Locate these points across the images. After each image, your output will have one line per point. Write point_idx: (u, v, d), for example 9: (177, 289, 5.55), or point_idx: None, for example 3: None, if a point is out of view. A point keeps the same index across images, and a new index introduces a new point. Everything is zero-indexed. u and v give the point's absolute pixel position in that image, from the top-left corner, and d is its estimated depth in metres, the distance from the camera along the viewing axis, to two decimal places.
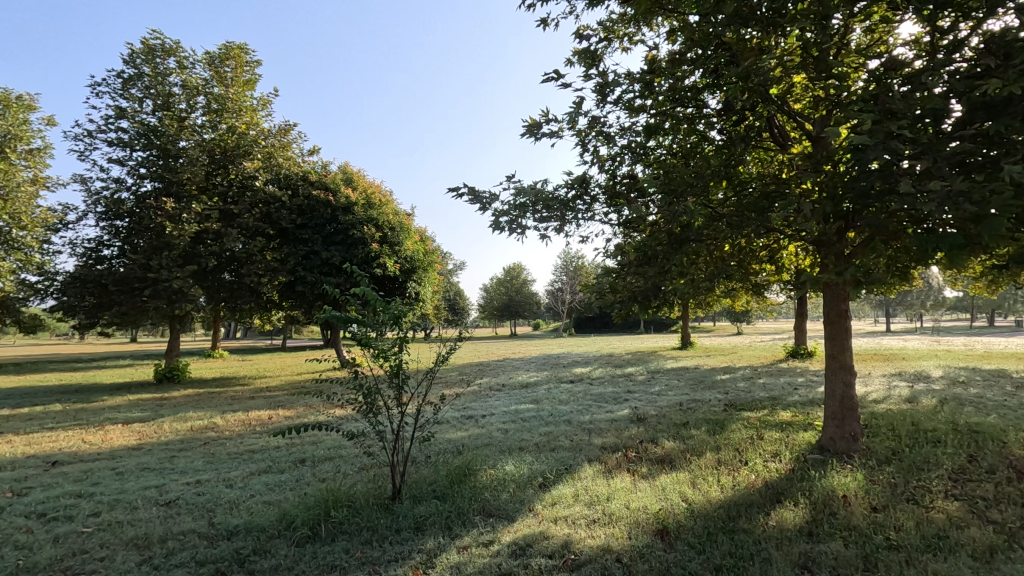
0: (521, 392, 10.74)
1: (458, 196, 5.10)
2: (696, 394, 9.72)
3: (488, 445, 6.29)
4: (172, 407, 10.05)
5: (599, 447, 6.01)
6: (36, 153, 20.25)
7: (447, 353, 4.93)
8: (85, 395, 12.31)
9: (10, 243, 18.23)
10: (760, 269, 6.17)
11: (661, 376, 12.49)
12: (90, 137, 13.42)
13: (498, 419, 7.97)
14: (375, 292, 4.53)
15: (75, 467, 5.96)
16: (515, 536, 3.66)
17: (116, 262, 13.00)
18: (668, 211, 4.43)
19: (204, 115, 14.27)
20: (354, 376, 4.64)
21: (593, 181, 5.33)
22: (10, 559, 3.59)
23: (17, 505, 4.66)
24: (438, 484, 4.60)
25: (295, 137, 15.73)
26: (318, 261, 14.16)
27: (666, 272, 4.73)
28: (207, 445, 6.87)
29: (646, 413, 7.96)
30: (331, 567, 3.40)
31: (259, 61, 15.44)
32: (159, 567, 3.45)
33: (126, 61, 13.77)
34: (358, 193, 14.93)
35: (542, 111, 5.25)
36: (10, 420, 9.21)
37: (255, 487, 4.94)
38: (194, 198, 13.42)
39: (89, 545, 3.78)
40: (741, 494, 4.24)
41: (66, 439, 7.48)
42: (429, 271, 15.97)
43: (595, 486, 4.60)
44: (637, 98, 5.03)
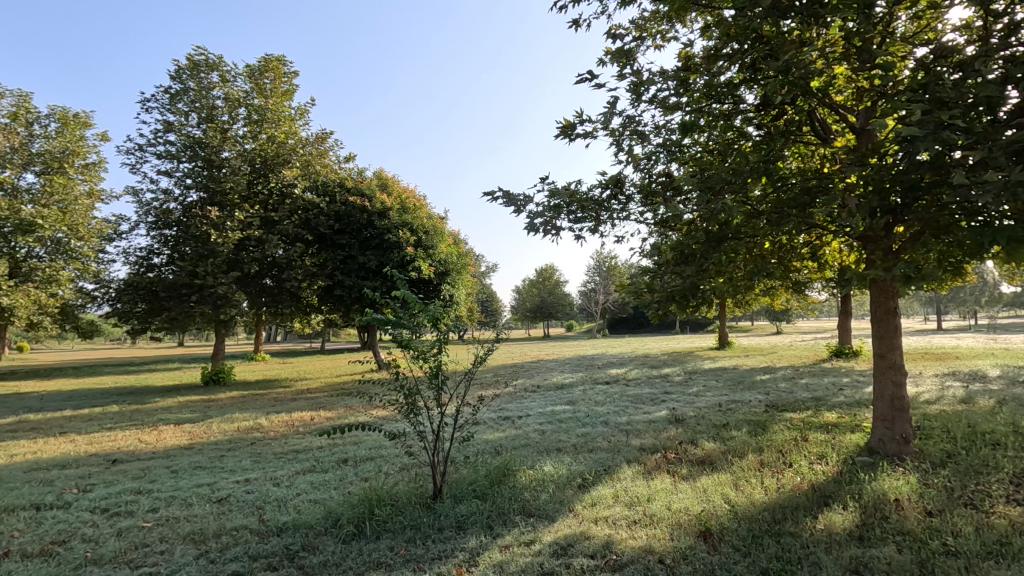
0: (557, 393, 10.77)
1: (492, 200, 5.14)
2: (737, 394, 9.52)
3: (525, 446, 6.33)
4: (219, 408, 10.48)
5: (638, 448, 5.98)
6: (91, 167, 21.33)
7: (485, 354, 4.96)
8: (139, 397, 12.97)
9: (69, 253, 19.40)
10: (802, 267, 6.01)
11: (698, 377, 12.34)
12: (141, 151, 14.13)
13: (535, 419, 8.02)
14: (414, 295, 4.61)
15: (133, 465, 6.26)
16: (556, 537, 3.68)
17: (165, 269, 13.57)
18: (706, 208, 4.38)
19: (245, 126, 14.79)
20: (395, 377, 4.72)
21: (628, 181, 5.29)
22: (80, 551, 3.82)
23: (82, 500, 4.94)
24: (478, 484, 4.65)
25: (332, 144, 16.17)
26: (355, 266, 14.45)
27: (704, 270, 4.64)
28: (254, 445, 7.11)
29: (684, 414, 7.88)
30: (376, 563, 3.48)
31: (296, 72, 15.91)
32: (215, 561, 3.61)
33: (173, 77, 14.41)
34: (393, 198, 15.19)
35: (576, 112, 5.24)
36: (72, 421, 9.73)
37: (301, 486, 5.09)
38: (236, 206, 13.90)
39: (150, 539, 3.97)
40: (785, 496, 4.15)
41: (123, 439, 7.87)
42: (463, 274, 16.13)
43: (635, 487, 4.58)
44: (672, 96, 4.98)
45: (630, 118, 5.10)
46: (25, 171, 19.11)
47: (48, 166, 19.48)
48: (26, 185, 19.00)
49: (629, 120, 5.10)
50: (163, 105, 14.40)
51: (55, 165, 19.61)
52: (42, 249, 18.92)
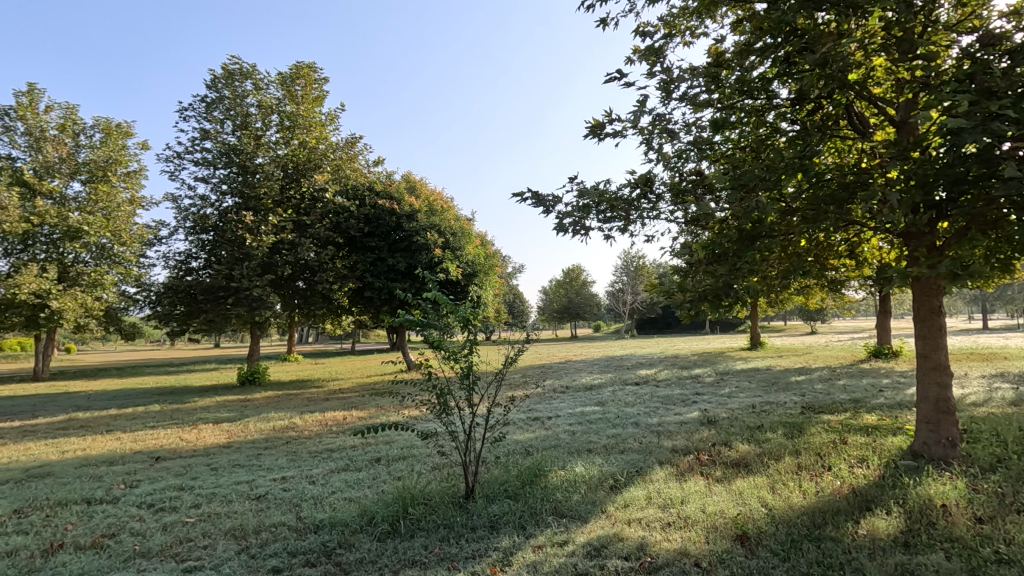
0: (586, 394, 10.69)
1: (521, 201, 5.15)
2: (771, 395, 9.33)
3: (556, 446, 6.33)
4: (255, 408, 10.75)
5: (669, 449, 5.90)
6: (134, 175, 21.78)
7: (515, 355, 4.97)
8: (180, 396, 13.40)
9: (111, 258, 20.36)
10: (839, 265, 5.85)
11: (731, 378, 12.10)
12: (179, 158, 14.62)
13: (565, 421, 7.98)
14: (446, 295, 4.64)
15: (175, 463, 6.49)
16: (589, 537, 3.66)
17: (203, 272, 13.99)
18: (739, 206, 4.31)
19: (277, 133, 15.17)
20: (427, 377, 4.76)
21: (658, 180, 5.23)
22: (128, 544, 3.97)
23: (130, 496, 5.14)
24: (510, 484, 4.67)
25: (361, 148, 16.41)
26: (385, 268, 14.66)
27: (738, 268, 4.51)
28: (289, 444, 7.27)
29: (717, 415, 7.73)
30: (411, 562, 3.53)
31: (326, 78, 16.20)
32: (255, 556, 3.70)
33: (209, 86, 14.87)
34: (421, 201, 15.37)
35: (605, 111, 5.21)
36: (118, 419, 10.12)
37: (336, 484, 5.19)
38: (270, 210, 14.25)
39: (193, 534, 4.11)
40: (825, 500, 4.04)
41: (165, 437, 8.14)
42: (490, 274, 16.18)
43: (668, 489, 4.52)
44: (702, 93, 4.92)
45: (659, 117, 5.05)
46: (73, 180, 20.16)
47: (93, 175, 20.37)
48: (74, 193, 20.00)
49: (658, 118, 5.05)
50: (199, 113, 14.87)
51: (99, 174, 20.46)
52: (88, 254, 19.84)
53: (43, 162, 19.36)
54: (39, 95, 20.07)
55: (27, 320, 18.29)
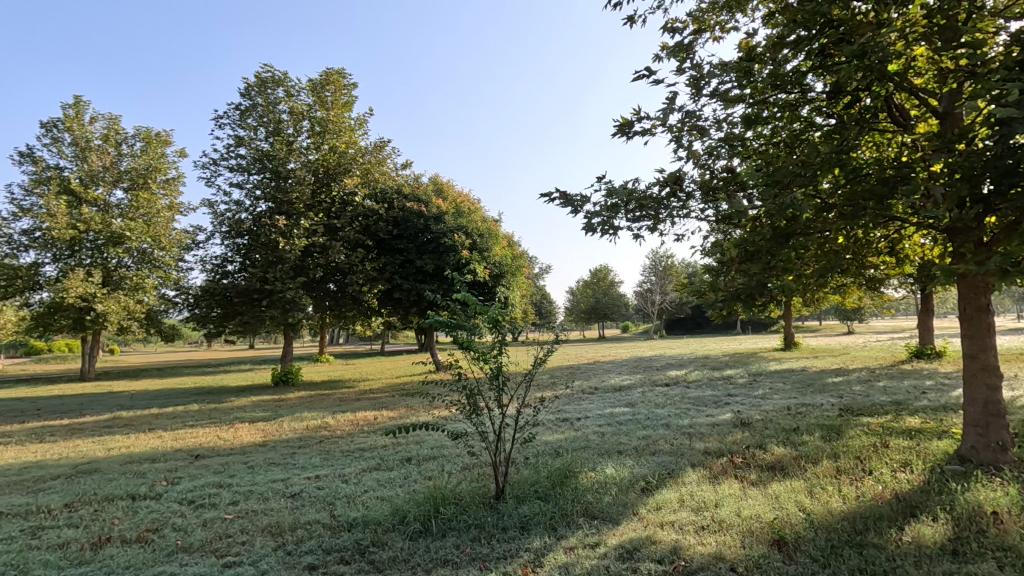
0: (615, 395, 10.59)
1: (550, 201, 5.13)
2: (807, 397, 9.07)
3: (586, 447, 6.30)
4: (289, 408, 10.97)
5: (702, 452, 5.80)
6: (172, 182, 22.49)
7: (545, 356, 4.96)
8: (217, 396, 13.78)
9: (152, 262, 21.09)
10: (878, 262, 5.66)
11: (764, 379, 11.84)
12: (216, 165, 15.07)
13: (594, 422, 7.92)
14: (475, 296, 4.66)
15: (214, 460, 6.68)
16: (621, 540, 3.62)
17: (238, 276, 14.38)
18: (773, 203, 4.21)
19: (308, 138, 15.49)
20: (457, 378, 4.79)
21: (688, 178, 5.14)
22: (171, 539, 4.11)
23: (171, 492, 5.31)
24: (540, 485, 4.66)
25: (389, 152, 16.64)
26: (413, 270, 14.79)
27: (771, 267, 4.39)
28: (322, 443, 7.41)
29: (750, 417, 7.57)
30: (443, 561, 3.56)
31: (355, 83, 16.47)
32: (292, 553, 3.78)
33: (243, 94, 15.29)
34: (448, 203, 15.50)
35: (634, 109, 5.16)
36: (159, 418, 10.46)
37: (368, 483, 5.27)
38: (302, 214, 14.57)
39: (232, 530, 4.22)
40: (866, 505, 3.91)
41: (204, 435, 8.40)
42: (517, 275, 16.21)
43: (701, 492, 4.44)
44: (734, 89, 4.83)
45: (689, 114, 4.98)
46: (116, 188, 21.00)
47: (134, 182, 21.18)
48: (117, 201, 20.85)
49: (688, 115, 4.98)
50: (234, 121, 15.30)
51: (140, 181, 21.23)
52: (130, 259, 20.62)
53: (88, 171, 20.25)
54: (84, 107, 20.95)
55: (75, 323, 19.17)
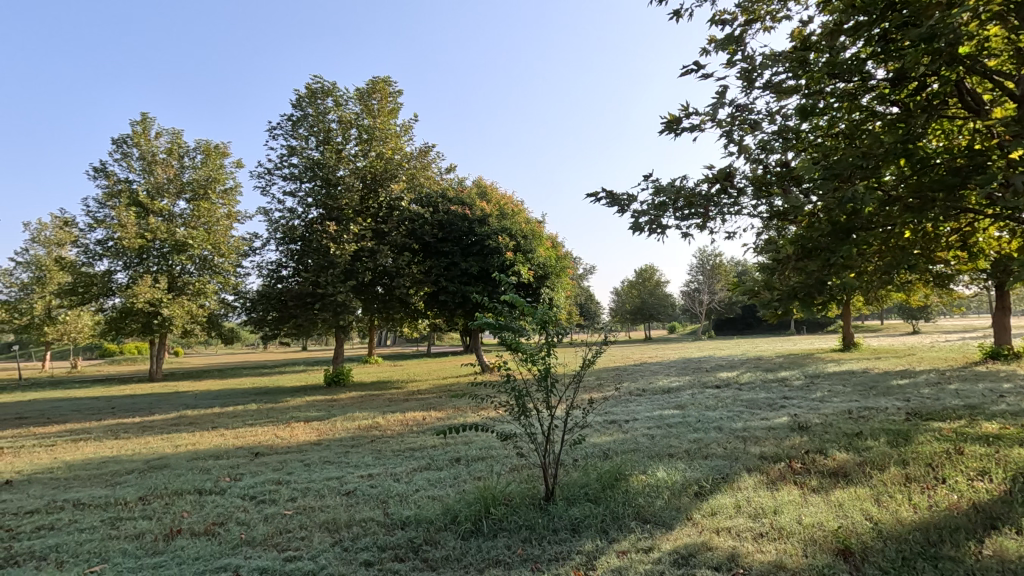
0: (664, 397, 10.39)
1: (596, 201, 5.10)
2: (869, 400, 8.64)
3: (635, 450, 6.19)
4: (341, 408, 11.29)
5: (757, 456, 5.61)
6: (230, 192, 23.57)
7: (593, 357, 4.89)
8: (273, 396, 14.33)
9: (212, 268, 22.20)
10: (948, 257, 5.32)
11: (822, 381, 11.35)
12: (270, 174, 15.71)
13: (643, 424, 7.78)
14: (522, 298, 4.67)
15: (273, 458, 6.96)
16: (676, 545, 3.55)
17: (292, 280, 14.94)
18: (832, 197, 4.03)
19: (356, 146, 15.93)
20: (506, 379, 4.81)
21: (739, 174, 4.99)
22: (235, 533, 4.30)
23: (235, 488, 5.56)
24: (590, 487, 4.62)
25: (434, 156, 16.92)
26: (458, 272, 14.99)
27: (831, 264, 4.18)
28: (374, 442, 7.60)
29: (808, 421, 7.28)
30: (495, 561, 3.58)
31: (400, 90, 16.81)
32: (348, 549, 3.89)
33: (295, 105, 15.88)
34: (492, 206, 15.65)
35: (682, 106, 5.08)
36: (221, 416, 10.98)
37: (419, 483, 5.35)
38: (351, 220, 14.99)
39: (291, 526, 4.38)
40: (940, 515, 3.68)
41: (263, 434, 8.75)
42: (562, 276, 16.16)
43: (759, 498, 4.29)
44: (788, 80, 4.66)
45: (741, 107, 4.84)
46: (179, 198, 22.24)
47: (195, 193, 22.28)
48: (180, 211, 22.07)
49: (739, 109, 4.84)
50: (287, 131, 15.91)
51: (201, 192, 22.38)
52: (193, 266, 21.78)
53: (154, 183, 21.53)
54: (150, 123, 22.25)
55: (144, 326, 20.42)
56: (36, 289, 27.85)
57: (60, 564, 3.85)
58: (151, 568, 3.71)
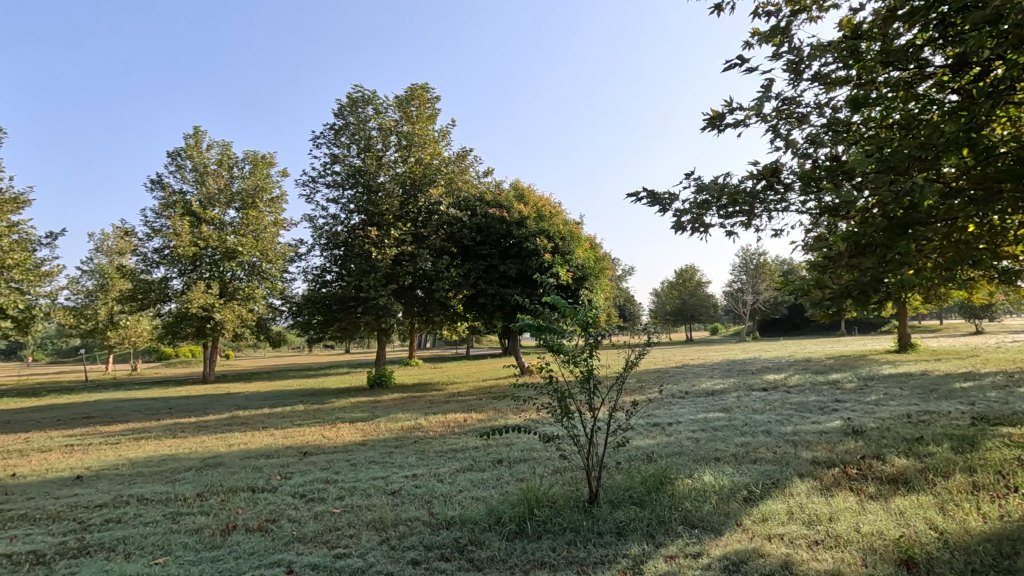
0: (709, 400, 10.16)
1: (637, 201, 5.04)
2: (929, 403, 8.22)
3: (680, 453, 6.08)
4: (384, 409, 11.50)
5: (810, 461, 5.41)
6: (277, 200, 24.39)
7: (637, 358, 4.81)
8: (319, 398, 14.71)
9: (261, 274, 23.03)
10: (1017, 251, 5.02)
11: (879, 383, 10.85)
12: (314, 182, 16.20)
13: (687, 427, 7.63)
14: (565, 300, 4.66)
15: (321, 457, 7.16)
16: (725, 551, 3.46)
17: (335, 284, 15.34)
18: (887, 191, 3.87)
19: (396, 152, 16.25)
20: (548, 380, 4.80)
21: (786, 169, 4.84)
22: (287, 530, 4.44)
23: (286, 486, 5.75)
24: (634, 490, 4.56)
25: (471, 160, 17.08)
26: (497, 275, 15.12)
27: (887, 260, 3.98)
28: (418, 443, 7.70)
29: (863, 425, 6.97)
30: (540, 563, 3.57)
31: (438, 97, 17.03)
32: (396, 547, 3.96)
33: (337, 115, 16.34)
34: (530, 208, 15.66)
35: (725, 101, 4.96)
36: (271, 417, 11.35)
37: (463, 483, 5.41)
38: (391, 225, 15.27)
39: (340, 524, 4.49)
40: (1013, 526, 3.46)
41: (310, 434, 9.01)
42: (601, 277, 16.01)
43: (812, 504, 4.13)
44: (838, 71, 4.50)
45: (788, 101, 4.70)
46: (229, 208, 23.20)
47: (244, 202, 23.25)
48: (230, 219, 23.01)
49: (786, 102, 4.70)
50: (330, 140, 16.39)
51: (249, 201, 23.28)
52: (242, 272, 22.65)
53: (206, 194, 22.53)
54: (202, 136, 23.29)
55: (197, 331, 21.31)
56: (100, 295, 29.54)
57: (128, 555, 4.07)
58: (210, 562, 3.87)
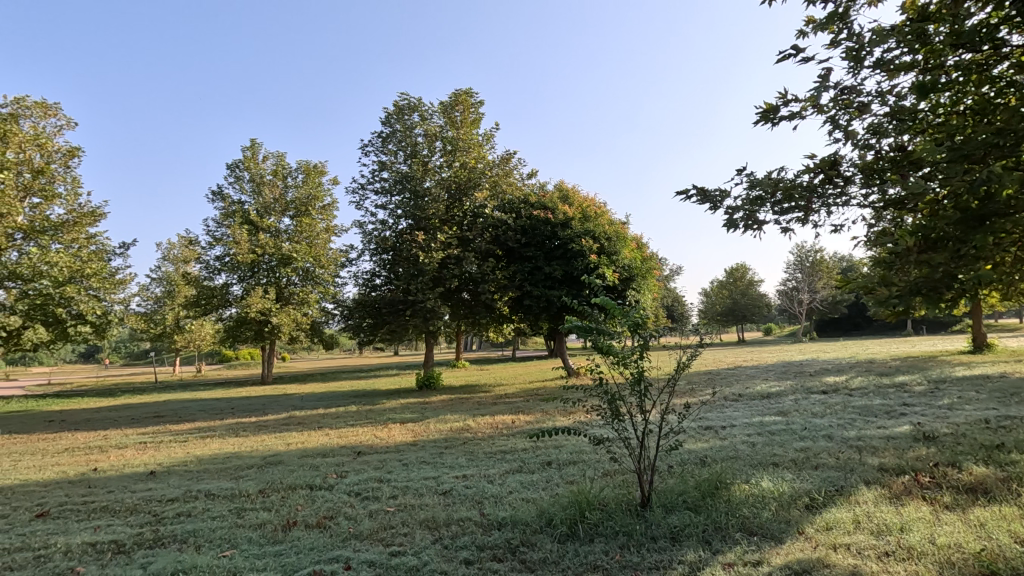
0: (764, 403, 9.79)
1: (687, 199, 4.89)
2: (1010, 408, 7.66)
3: (735, 458, 5.88)
4: (434, 411, 11.67)
5: (876, 468, 5.14)
6: (328, 207, 25.22)
7: (689, 360, 4.69)
8: (370, 399, 15.08)
9: (314, 279, 23.89)
10: None
11: (951, 386, 10.20)
12: (363, 189, 16.67)
13: (742, 431, 7.38)
14: (614, 301, 4.59)
15: (374, 457, 7.35)
16: (787, 560, 3.33)
17: (384, 288, 15.72)
18: (961, 181, 3.63)
19: (441, 157, 16.52)
20: (598, 383, 4.74)
21: (845, 160, 4.61)
22: (344, 527, 4.57)
23: (342, 484, 5.93)
24: (688, 495, 4.44)
25: (515, 163, 17.13)
26: (543, 276, 15.05)
27: (961, 255, 3.72)
28: (467, 444, 7.79)
29: (936, 430, 6.56)
30: (593, 565, 3.55)
31: (482, 101, 17.18)
32: (449, 547, 4.02)
33: (384, 122, 16.77)
34: (574, 209, 15.57)
35: (779, 93, 4.78)
36: (325, 418, 11.72)
37: (512, 485, 5.43)
38: (438, 229, 15.53)
39: (394, 522, 4.59)
40: None
41: (363, 434, 9.25)
42: (648, 278, 15.74)
43: (881, 513, 3.92)
44: (902, 57, 4.27)
45: (848, 89, 4.48)
46: (284, 216, 24.17)
47: (298, 210, 24.19)
48: (285, 227, 23.97)
49: (846, 91, 4.48)
50: (378, 148, 16.84)
51: (302, 209, 24.20)
52: (297, 278, 23.56)
53: (263, 204, 23.56)
54: (258, 148, 24.35)
55: (256, 334, 22.29)
56: (168, 302, 31.35)
57: (198, 547, 4.30)
58: (273, 556, 4.03)
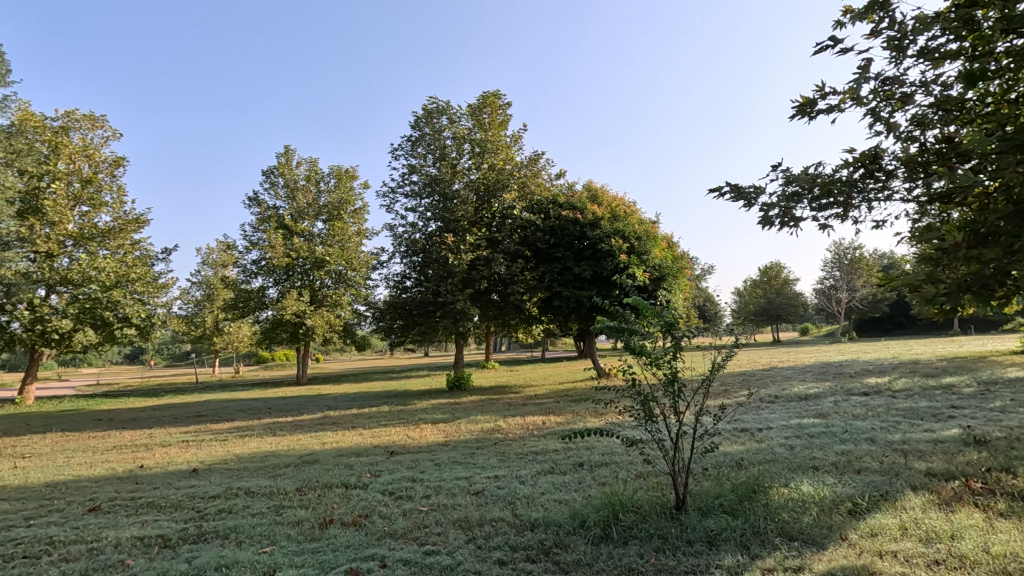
0: (802, 405, 9.52)
1: (719, 196, 4.79)
2: None
3: (773, 461, 5.74)
4: (465, 411, 11.75)
5: (923, 472, 4.94)
6: (359, 211, 25.65)
7: (724, 361, 4.59)
8: (402, 399, 15.28)
9: (346, 282, 24.36)
10: None
11: (1003, 388, 9.72)
12: (394, 192, 16.90)
13: (778, 433, 7.19)
14: (647, 301, 4.53)
15: (406, 456, 7.44)
16: (830, 566, 3.23)
17: (415, 290, 15.92)
18: (1014, 172, 3.45)
19: (469, 159, 16.62)
20: (630, 384, 4.68)
21: (887, 153, 4.45)
22: (379, 525, 4.64)
23: (376, 483, 6.02)
24: (725, 498, 4.35)
25: (543, 164, 17.09)
26: (572, 277, 15.02)
27: (1015, 250, 3.53)
28: (498, 444, 7.80)
29: (986, 434, 6.27)
30: (628, 568, 3.51)
31: (509, 102, 17.21)
32: (482, 547, 4.03)
33: (413, 126, 16.98)
34: (604, 209, 15.47)
35: (816, 86, 4.64)
36: (359, 418, 11.92)
37: (544, 485, 5.42)
38: (467, 231, 15.65)
39: (427, 522, 4.63)
40: None
41: (396, 434, 9.37)
42: (679, 278, 15.49)
43: (930, 520, 3.77)
44: (947, 45, 4.09)
45: (889, 80, 4.32)
46: (317, 220, 24.69)
47: (330, 215, 24.68)
48: (318, 231, 24.48)
49: (887, 81, 4.32)
50: (407, 151, 17.03)
51: (334, 213, 24.67)
52: (330, 280, 24.07)
53: (296, 208, 24.11)
54: (292, 154, 24.93)
55: (291, 336, 22.82)
56: (207, 305, 32.39)
57: (239, 543, 4.43)
58: (311, 553, 4.11)
